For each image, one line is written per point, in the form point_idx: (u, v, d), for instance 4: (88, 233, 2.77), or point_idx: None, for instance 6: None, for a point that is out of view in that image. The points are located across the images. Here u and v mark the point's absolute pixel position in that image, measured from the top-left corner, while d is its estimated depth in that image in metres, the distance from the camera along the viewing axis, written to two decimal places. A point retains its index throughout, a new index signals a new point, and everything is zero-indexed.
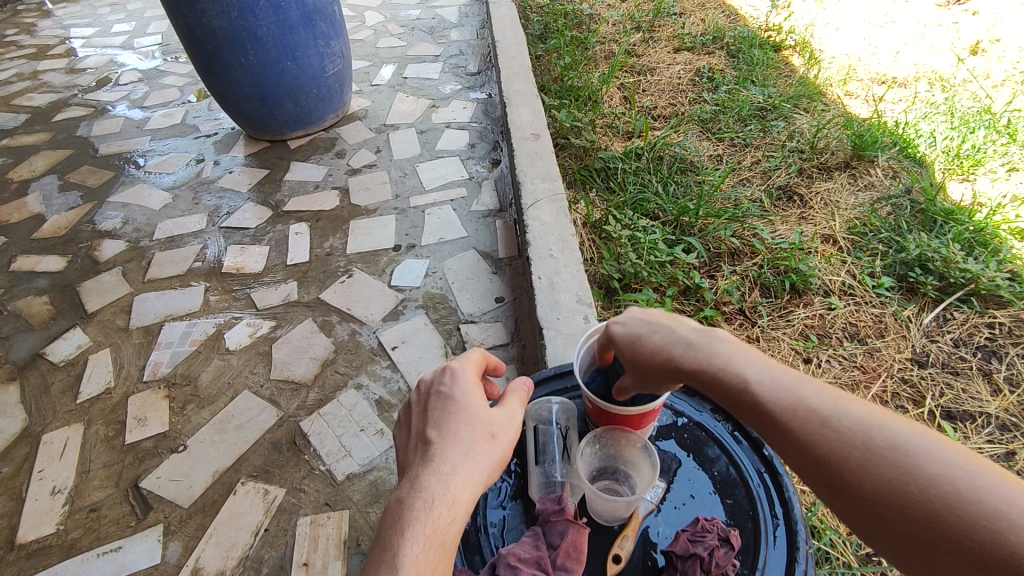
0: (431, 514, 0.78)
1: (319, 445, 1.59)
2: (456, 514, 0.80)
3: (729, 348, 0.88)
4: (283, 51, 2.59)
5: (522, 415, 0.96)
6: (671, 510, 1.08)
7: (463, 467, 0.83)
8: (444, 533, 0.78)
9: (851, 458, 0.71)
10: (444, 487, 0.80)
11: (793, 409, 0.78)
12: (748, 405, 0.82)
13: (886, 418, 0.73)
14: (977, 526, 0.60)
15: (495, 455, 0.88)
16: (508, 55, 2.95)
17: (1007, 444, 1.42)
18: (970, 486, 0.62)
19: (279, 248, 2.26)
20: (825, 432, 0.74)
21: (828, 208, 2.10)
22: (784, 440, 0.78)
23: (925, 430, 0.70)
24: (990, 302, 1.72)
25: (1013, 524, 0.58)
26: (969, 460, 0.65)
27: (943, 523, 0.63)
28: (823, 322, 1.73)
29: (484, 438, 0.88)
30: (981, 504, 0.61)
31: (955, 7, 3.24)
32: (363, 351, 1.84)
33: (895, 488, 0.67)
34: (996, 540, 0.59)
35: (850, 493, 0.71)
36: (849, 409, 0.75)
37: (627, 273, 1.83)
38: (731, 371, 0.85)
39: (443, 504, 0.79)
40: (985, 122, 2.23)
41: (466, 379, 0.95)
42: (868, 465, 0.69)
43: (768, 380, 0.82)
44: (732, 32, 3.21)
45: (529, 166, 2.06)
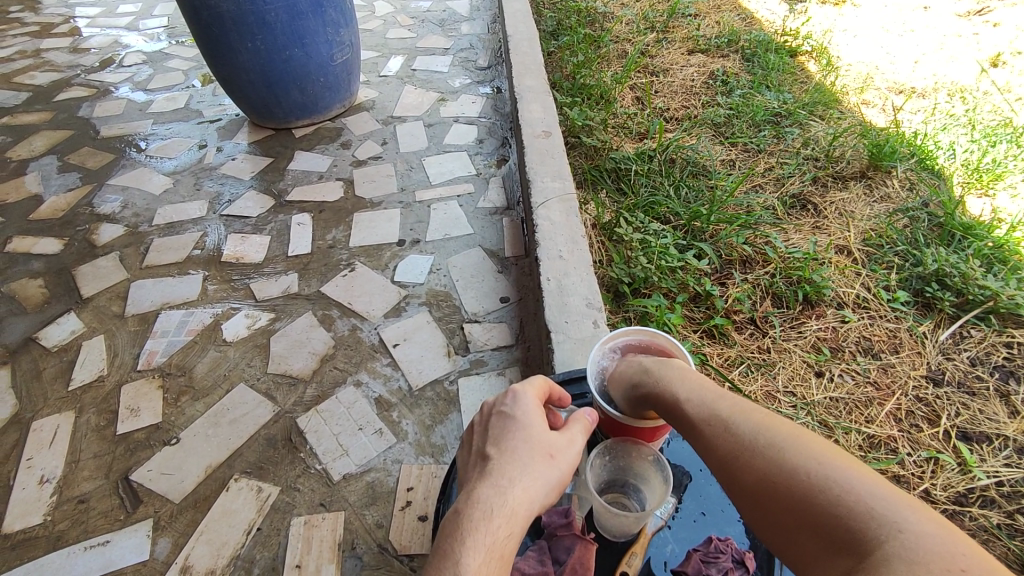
0: (491, 525, 0.74)
1: (316, 443, 1.55)
2: (514, 528, 0.75)
3: (670, 368, 0.97)
4: (291, 37, 2.54)
5: (585, 441, 0.90)
6: (682, 527, 1.03)
7: (521, 481, 0.80)
8: (502, 547, 0.73)
9: (743, 457, 0.80)
10: (504, 500, 0.77)
11: (706, 415, 0.87)
12: (674, 414, 0.91)
13: (777, 423, 0.82)
14: (831, 514, 0.69)
15: (557, 477, 0.83)
16: (519, 49, 2.90)
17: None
18: (829, 479, 0.71)
19: (280, 239, 2.21)
20: (726, 436, 0.83)
21: (842, 218, 2.06)
22: (697, 443, 0.87)
23: (808, 433, 0.79)
24: (1009, 321, 1.68)
25: (856, 512, 0.67)
26: (837, 459, 0.74)
27: (806, 513, 0.71)
28: (836, 335, 1.69)
29: (545, 456, 0.84)
30: (834, 494, 0.70)
31: (975, 18, 3.19)
32: (363, 348, 1.80)
33: (773, 482, 0.76)
34: (844, 525, 0.67)
35: (742, 489, 0.79)
36: (752, 416, 0.84)
37: (637, 278, 1.79)
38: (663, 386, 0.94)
39: (501, 516, 0.75)
40: (1006, 136, 2.19)
41: (529, 401, 0.92)
42: (754, 463, 0.79)
43: (691, 392, 0.91)
44: (747, 36, 3.17)
45: (539, 164, 2.00)
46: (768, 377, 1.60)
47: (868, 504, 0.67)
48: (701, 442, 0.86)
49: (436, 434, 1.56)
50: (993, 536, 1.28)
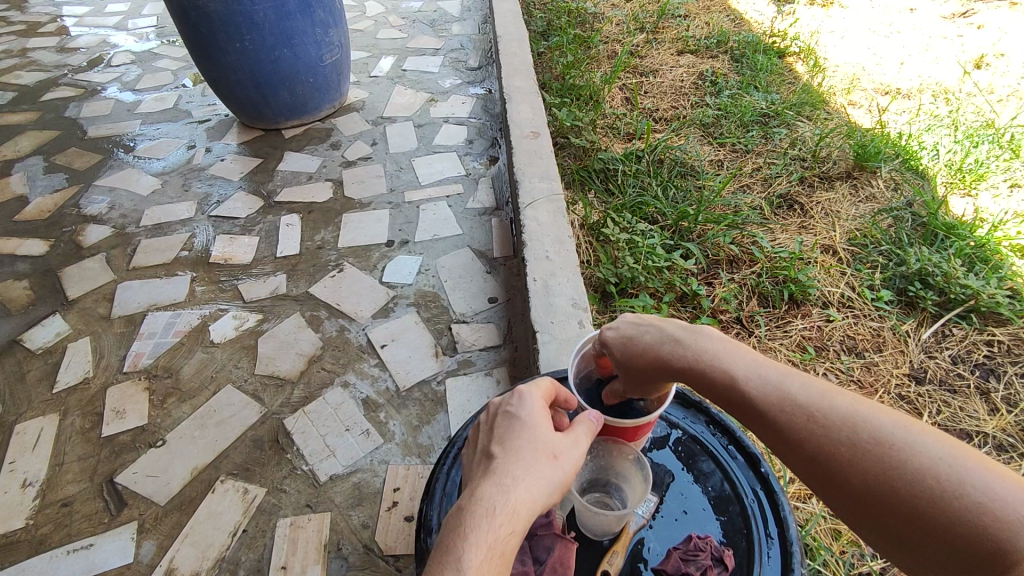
0: (493, 523, 0.75)
1: (303, 444, 1.55)
2: (516, 527, 0.76)
3: (717, 345, 0.87)
4: (279, 38, 2.54)
5: (589, 443, 0.91)
6: (664, 525, 1.04)
7: (524, 481, 0.80)
8: (504, 544, 0.74)
9: (838, 453, 0.71)
10: (508, 499, 0.77)
11: (781, 402, 0.77)
12: (734, 399, 0.82)
13: (870, 409, 0.73)
14: (965, 521, 0.60)
15: (561, 477, 0.84)
16: (509, 49, 2.90)
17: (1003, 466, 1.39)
18: (954, 479, 0.62)
19: (269, 240, 2.21)
20: (812, 427, 0.74)
21: (828, 218, 2.07)
22: (775, 435, 0.78)
23: (913, 419, 0.70)
24: (989, 319, 1.70)
25: (998, 521, 0.58)
26: (959, 452, 0.65)
27: (931, 520, 0.63)
28: (821, 334, 1.71)
29: (550, 456, 0.84)
30: (967, 499, 0.61)
31: (960, 20, 3.23)
32: (352, 348, 1.80)
33: (880, 483, 0.67)
34: (984, 535, 0.59)
35: (842, 490, 0.71)
36: (839, 402, 0.74)
37: (624, 278, 1.79)
38: (713, 365, 0.85)
39: (503, 515, 0.76)
40: (988, 137, 2.21)
41: (535, 402, 0.92)
42: (855, 459, 0.69)
43: (754, 373, 0.82)
44: (736, 37, 3.19)
45: (528, 164, 2.00)
46: None
47: (1009, 508, 0.58)
48: (778, 433, 0.77)
49: (423, 434, 1.57)
50: None
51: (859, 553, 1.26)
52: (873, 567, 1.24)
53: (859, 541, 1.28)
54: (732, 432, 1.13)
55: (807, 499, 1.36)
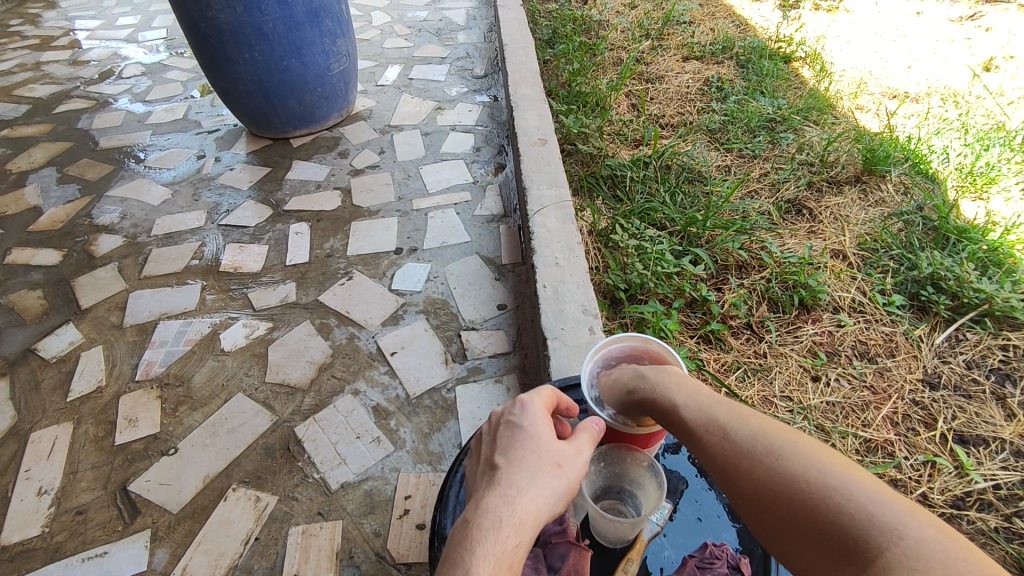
0: (500, 535, 0.74)
1: (314, 452, 1.55)
2: (523, 538, 0.76)
3: (670, 377, 0.96)
4: (288, 48, 2.56)
5: (592, 450, 0.90)
6: (678, 533, 1.03)
7: (529, 491, 0.80)
8: (511, 556, 0.74)
9: (742, 465, 0.79)
10: (513, 511, 0.77)
11: (705, 423, 0.86)
12: (672, 422, 0.90)
13: (777, 429, 0.80)
14: (831, 522, 0.67)
15: (565, 486, 0.84)
16: (515, 56, 2.91)
17: (1021, 471, 1.36)
18: (828, 486, 0.70)
19: (279, 248, 2.22)
20: (725, 444, 0.82)
21: (838, 223, 2.07)
22: (699, 454, 0.86)
23: (807, 439, 0.78)
24: (1004, 324, 1.68)
25: (856, 520, 0.65)
26: (836, 464, 0.72)
27: (808, 524, 0.70)
28: (832, 339, 1.70)
29: (552, 465, 0.84)
30: (833, 502, 0.68)
31: (968, 23, 3.22)
32: (361, 356, 1.80)
33: (772, 490, 0.74)
34: (844, 534, 0.66)
35: (744, 500, 0.78)
36: (751, 422, 0.83)
37: (633, 283, 1.78)
38: (656, 390, 0.94)
39: (511, 526, 0.76)
40: (999, 140, 2.19)
41: (536, 410, 0.92)
42: (755, 471, 0.77)
43: (690, 400, 0.90)
44: (742, 42, 3.20)
45: (535, 171, 1.99)
46: (764, 382, 1.60)
47: (866, 510, 0.66)
48: (701, 452, 0.85)
49: (434, 441, 1.57)
50: (991, 540, 1.26)
51: None
52: None
53: None
54: None
55: None
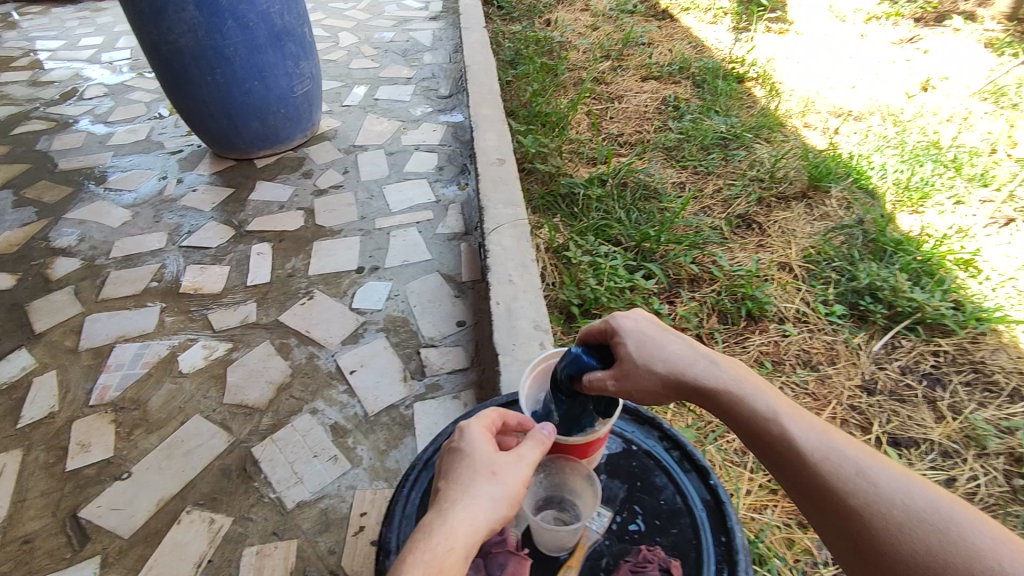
0: (429, 544, 0.78)
1: (270, 472, 1.56)
2: (455, 543, 0.79)
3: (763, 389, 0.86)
4: (250, 71, 2.59)
5: (536, 455, 0.92)
6: (618, 540, 1.06)
7: (461, 501, 0.83)
8: (441, 562, 0.77)
9: (882, 514, 0.69)
10: (447, 524, 0.80)
11: (824, 454, 0.75)
12: (774, 443, 0.80)
13: (924, 481, 0.70)
14: None
15: (505, 495, 0.86)
16: (477, 77, 2.97)
17: (948, 470, 1.43)
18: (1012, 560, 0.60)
19: (240, 269, 2.23)
20: (855, 483, 0.72)
21: (785, 237, 2.15)
22: (809, 487, 0.75)
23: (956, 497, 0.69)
24: (935, 331, 1.76)
25: None
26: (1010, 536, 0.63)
27: None
28: (778, 349, 1.76)
29: (490, 477, 0.87)
30: None
31: (908, 45, 3.39)
32: (321, 375, 1.82)
33: (929, 552, 0.65)
34: None
35: (879, 555, 0.68)
36: (887, 467, 0.73)
37: (587, 298, 1.83)
38: (753, 404, 0.83)
39: (441, 534, 0.79)
40: (932, 156, 2.31)
41: (477, 426, 0.95)
42: (902, 524, 0.67)
43: (798, 423, 0.80)
44: (697, 63, 3.32)
45: (492, 191, 2.04)
46: None
47: None
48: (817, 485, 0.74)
49: (391, 458, 1.58)
50: None
51: (812, 561, 1.29)
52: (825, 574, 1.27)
53: (811, 549, 1.31)
54: (683, 446, 1.17)
55: (763, 509, 1.38)
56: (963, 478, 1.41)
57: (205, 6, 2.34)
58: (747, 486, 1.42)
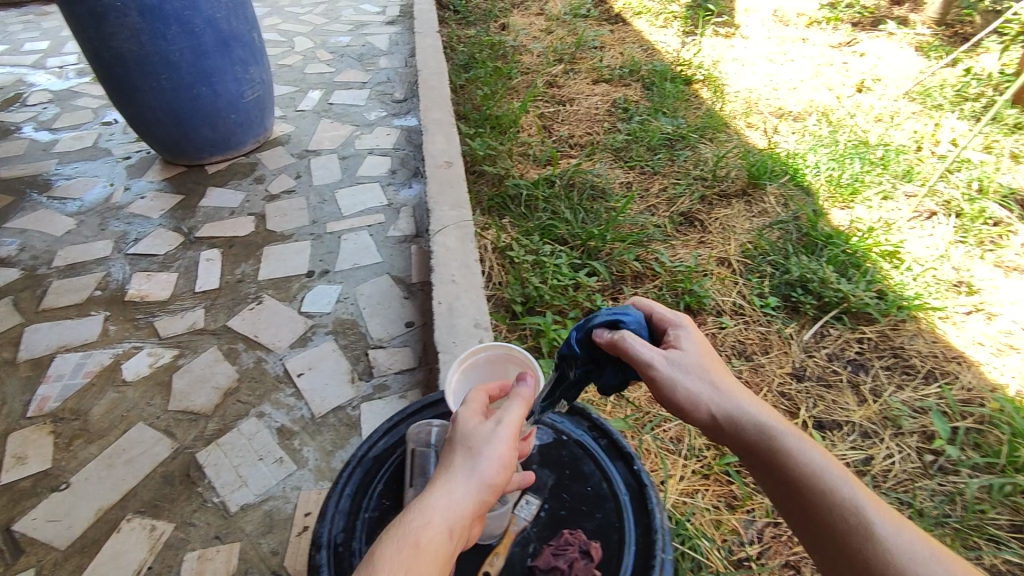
0: (402, 526, 0.76)
1: (214, 476, 1.56)
2: (430, 521, 0.76)
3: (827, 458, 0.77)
4: (198, 76, 2.57)
5: (515, 416, 0.87)
6: (543, 525, 1.10)
7: (439, 480, 0.80)
8: (414, 540, 0.74)
9: None
10: (422, 509, 0.77)
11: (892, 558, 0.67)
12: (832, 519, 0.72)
13: None
14: None
15: (485, 465, 0.82)
16: (428, 81, 3.00)
17: (867, 450, 1.51)
18: None
19: (187, 275, 2.21)
20: None
21: (724, 234, 2.23)
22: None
23: None
24: (860, 319, 1.85)
25: None
26: None
27: None
28: (715, 340, 1.83)
29: (468, 453, 0.83)
30: None
31: (846, 49, 3.54)
32: (268, 379, 1.82)
33: None
34: None
35: None
36: None
37: (530, 296, 1.86)
38: (808, 460, 0.76)
39: (415, 513, 0.77)
40: (861, 155, 2.42)
41: (468, 403, 0.93)
42: None
43: (866, 505, 0.71)
44: (647, 66, 3.40)
45: (439, 193, 2.07)
46: None
47: None
48: None
49: (336, 458, 1.60)
50: None
51: (738, 540, 1.35)
52: (750, 552, 1.33)
53: (738, 529, 1.37)
54: (610, 434, 1.21)
55: (694, 494, 1.43)
56: (879, 457, 1.49)
57: (147, 12, 2.32)
58: (680, 472, 1.48)
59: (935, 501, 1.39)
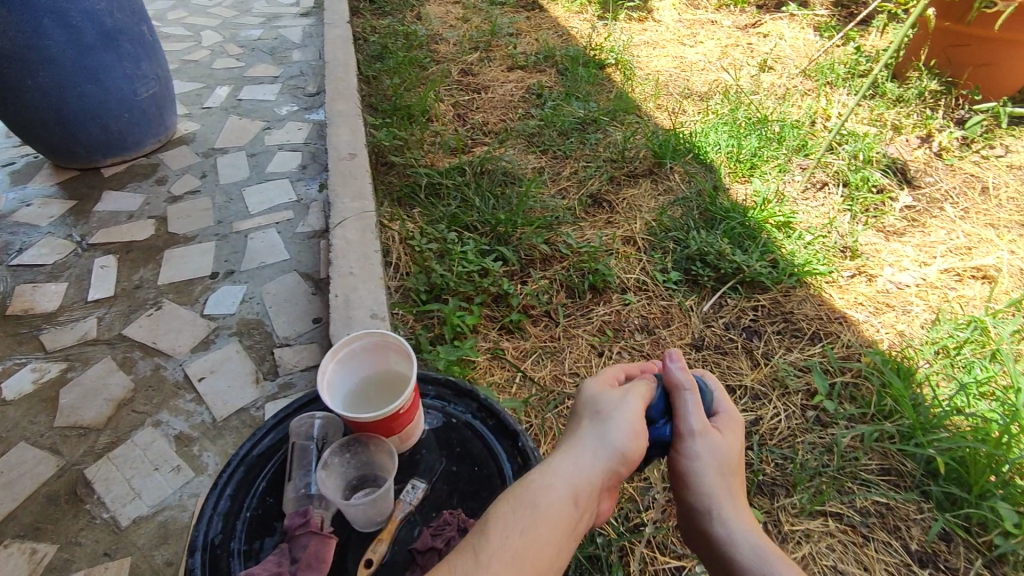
0: (527, 487, 1.02)
1: (104, 491, 1.49)
2: (554, 480, 1.04)
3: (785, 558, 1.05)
4: (82, 73, 2.42)
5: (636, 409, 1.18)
6: (427, 509, 1.12)
7: (570, 455, 1.09)
8: (541, 491, 1.01)
9: None
10: (550, 468, 1.05)
11: None
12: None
13: None
14: None
15: (609, 433, 1.12)
16: (336, 73, 2.93)
17: (756, 411, 1.59)
18: None
19: (78, 284, 2.10)
20: None
21: (631, 213, 2.28)
22: None
23: None
24: (756, 288, 1.93)
25: None
26: None
27: None
28: (619, 317, 1.87)
29: (596, 426, 1.14)
30: None
31: (751, 30, 3.66)
32: (166, 386, 1.75)
33: None
34: None
35: None
36: None
37: (435, 285, 1.86)
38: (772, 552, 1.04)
39: (547, 476, 1.04)
40: (758, 131, 2.52)
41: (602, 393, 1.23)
42: None
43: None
44: (561, 51, 3.42)
45: (340, 186, 2.03)
46: (555, 362, 1.74)
47: None
48: None
49: None
50: None
51: (635, 507, 1.40)
52: (646, 518, 1.38)
53: (635, 496, 1.42)
54: (497, 414, 1.21)
55: None
56: (767, 417, 1.57)
57: (15, 5, 2.17)
58: None
59: (814, 453, 1.48)
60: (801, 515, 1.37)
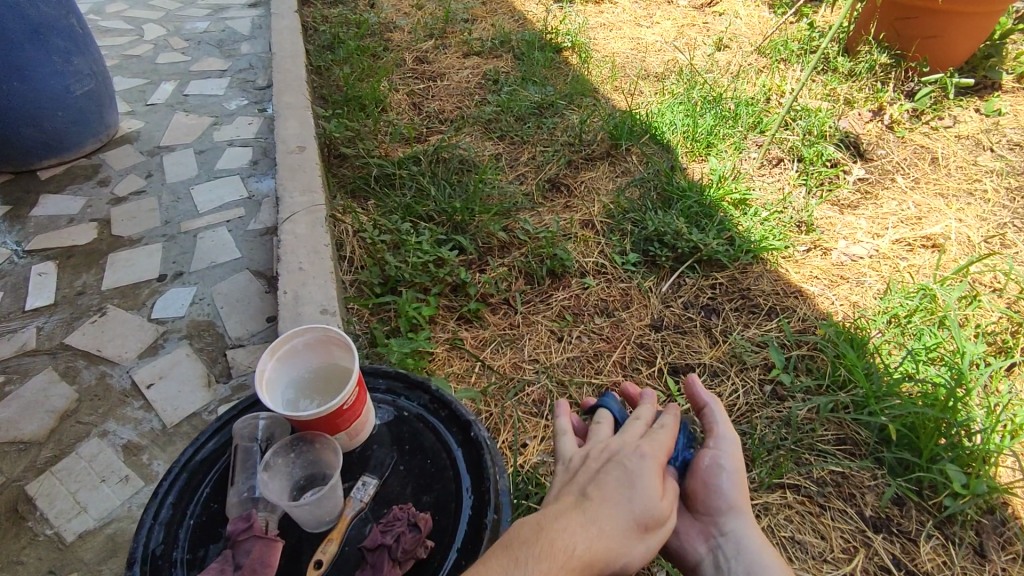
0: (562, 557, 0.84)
1: (47, 507, 1.44)
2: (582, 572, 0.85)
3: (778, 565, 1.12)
4: (8, 71, 2.31)
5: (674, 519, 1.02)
6: (379, 505, 1.08)
7: (606, 535, 0.91)
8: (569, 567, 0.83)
9: None
10: (586, 550, 0.87)
11: None
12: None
13: None
14: None
15: (646, 540, 0.96)
16: (284, 65, 2.84)
17: (715, 389, 1.59)
18: None
19: (16, 293, 2.00)
20: None
21: (589, 196, 2.26)
22: None
23: None
24: (713, 266, 1.94)
25: None
26: None
27: None
28: (579, 301, 1.85)
29: (637, 514, 0.96)
30: None
31: (706, 10, 3.65)
32: (112, 395, 1.68)
33: None
34: None
35: None
36: None
37: (390, 277, 1.81)
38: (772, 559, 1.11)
39: (580, 557, 0.85)
40: (714, 109, 2.52)
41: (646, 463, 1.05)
42: None
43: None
44: (517, 36, 3.37)
45: (289, 180, 1.97)
46: (515, 349, 1.73)
47: None
48: None
49: None
50: None
51: None
52: None
53: None
54: (448, 404, 1.19)
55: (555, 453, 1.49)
56: (725, 394, 1.58)
57: None
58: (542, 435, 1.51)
59: (772, 427, 1.50)
60: (760, 489, 1.38)
